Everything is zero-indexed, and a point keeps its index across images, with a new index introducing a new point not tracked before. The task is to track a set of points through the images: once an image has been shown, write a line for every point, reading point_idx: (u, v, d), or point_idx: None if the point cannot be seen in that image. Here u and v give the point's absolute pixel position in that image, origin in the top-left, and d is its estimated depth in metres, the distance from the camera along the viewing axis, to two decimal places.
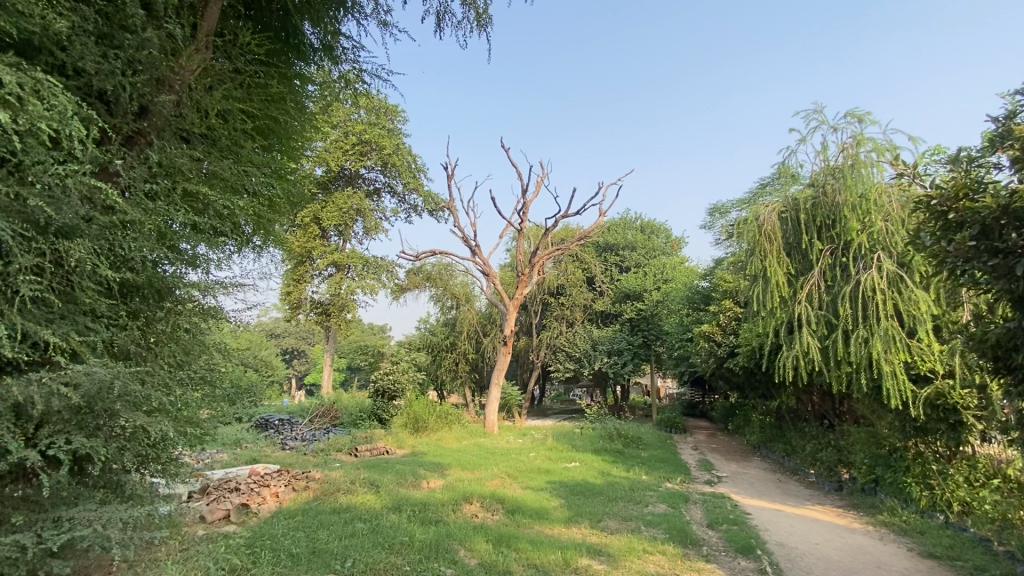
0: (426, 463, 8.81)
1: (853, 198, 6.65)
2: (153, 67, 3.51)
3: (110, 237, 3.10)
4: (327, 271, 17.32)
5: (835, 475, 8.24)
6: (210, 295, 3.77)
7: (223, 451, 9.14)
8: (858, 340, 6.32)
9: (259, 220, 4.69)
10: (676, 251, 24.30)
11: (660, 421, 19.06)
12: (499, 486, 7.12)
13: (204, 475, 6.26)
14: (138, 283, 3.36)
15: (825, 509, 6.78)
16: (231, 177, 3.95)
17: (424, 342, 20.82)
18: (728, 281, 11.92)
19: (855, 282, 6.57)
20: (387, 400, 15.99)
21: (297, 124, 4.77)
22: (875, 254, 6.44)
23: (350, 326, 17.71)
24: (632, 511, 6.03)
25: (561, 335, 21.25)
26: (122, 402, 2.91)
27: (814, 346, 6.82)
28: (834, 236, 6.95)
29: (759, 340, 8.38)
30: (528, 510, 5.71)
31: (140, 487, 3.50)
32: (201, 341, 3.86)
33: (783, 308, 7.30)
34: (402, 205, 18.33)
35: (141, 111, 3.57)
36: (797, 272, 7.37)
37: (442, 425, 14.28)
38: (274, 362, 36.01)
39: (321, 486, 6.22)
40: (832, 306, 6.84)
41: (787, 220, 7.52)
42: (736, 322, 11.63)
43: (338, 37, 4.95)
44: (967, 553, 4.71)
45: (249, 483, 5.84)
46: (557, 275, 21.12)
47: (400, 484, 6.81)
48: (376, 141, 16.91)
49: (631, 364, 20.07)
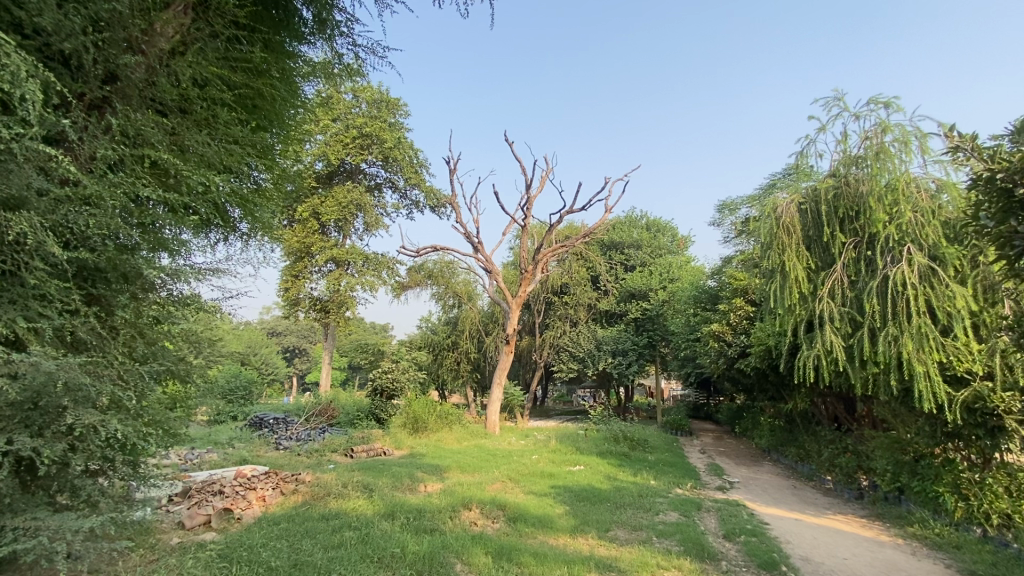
0: (424, 465, 8.45)
1: (879, 189, 6.27)
2: (120, 27, 3.14)
3: (64, 213, 2.75)
4: (325, 267, 16.96)
5: (855, 482, 7.86)
6: (182, 281, 3.41)
7: (213, 453, 8.81)
8: (886, 338, 5.92)
9: (243, 202, 4.35)
10: (682, 251, 23.84)
11: (665, 424, 18.70)
12: (500, 492, 6.73)
13: (187, 477, 5.92)
14: (100, 266, 2.97)
15: (848, 519, 6.42)
16: (208, 152, 3.55)
17: (425, 341, 20.60)
18: (740, 279, 11.50)
19: (883, 277, 6.16)
20: (386, 399, 15.70)
21: (284, 97, 4.36)
22: (904, 247, 6.04)
23: (349, 324, 17.39)
24: (642, 519, 5.65)
25: (565, 335, 20.87)
26: (72, 396, 2.54)
27: (838, 345, 6.41)
28: (859, 228, 6.58)
29: (775, 339, 8.00)
30: (532, 517, 5.34)
31: (110, 494, 3.16)
32: (172, 333, 3.49)
33: (803, 306, 6.91)
34: (403, 201, 17.96)
35: (109, 77, 3.21)
36: (819, 267, 6.97)
37: (442, 425, 13.91)
38: (275, 360, 35.71)
39: (311, 490, 5.88)
40: (857, 303, 6.46)
41: (807, 213, 7.11)
42: (748, 322, 11.24)
43: (333, 10, 4.62)
44: (1013, 571, 4.35)
45: (235, 486, 5.51)
46: (560, 273, 20.73)
47: (396, 489, 6.43)
48: (377, 134, 16.55)
49: (636, 365, 19.67)
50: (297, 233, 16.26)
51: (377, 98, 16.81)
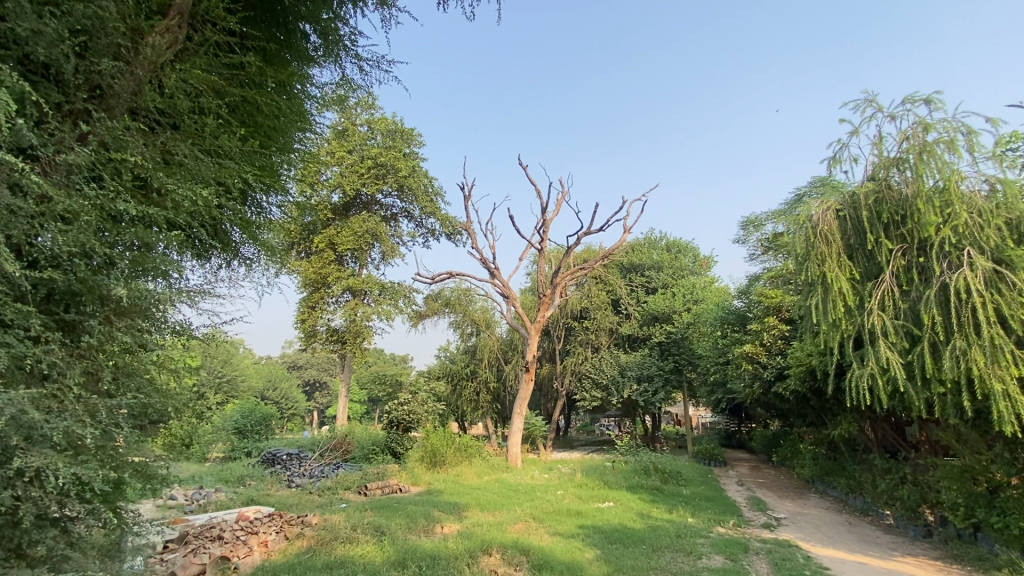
0: (440, 503, 7.90)
1: (927, 191, 5.80)
2: (105, 36, 2.96)
3: (28, 229, 2.46)
4: (342, 297, 16.78)
5: (920, 518, 7.08)
6: (170, 305, 3.12)
7: (221, 493, 8.42)
8: (953, 354, 5.32)
9: (242, 224, 4.16)
10: (705, 271, 23.04)
11: (697, 453, 17.73)
12: (523, 534, 6.16)
13: (187, 521, 5.55)
14: (74, 288, 2.68)
15: (921, 563, 5.71)
16: (198, 165, 3.30)
17: (444, 371, 20.46)
18: (771, 296, 10.89)
19: (941, 285, 5.60)
20: (402, 432, 15.19)
21: (285, 112, 4.15)
22: (963, 251, 5.50)
23: (366, 355, 17.05)
24: (684, 565, 5.04)
25: (587, 361, 20.28)
26: (18, 432, 2.19)
27: (895, 362, 5.82)
28: (906, 234, 6.07)
29: (818, 358, 7.39)
30: (559, 564, 4.78)
31: (87, 543, 2.82)
32: (151, 360, 3.15)
33: (849, 321, 6.37)
34: (419, 229, 17.86)
35: (94, 90, 3.00)
36: (863, 278, 6.45)
37: (461, 458, 13.31)
38: (295, 394, 35.60)
39: (317, 534, 5.40)
40: (913, 315, 5.89)
41: (846, 220, 6.62)
42: (783, 341, 10.60)
43: (339, 33, 4.58)
44: None
45: (235, 531, 5.10)
46: (580, 298, 20.26)
47: (410, 531, 5.92)
48: (392, 164, 16.59)
49: (662, 392, 18.90)
50: (313, 264, 16.27)
51: (392, 128, 16.95)
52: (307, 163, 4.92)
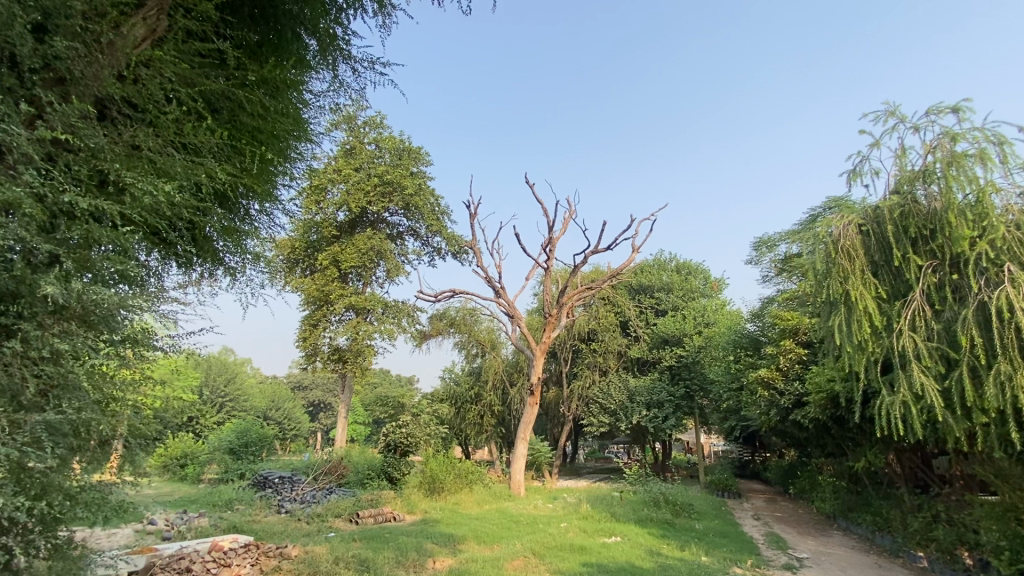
0: (435, 534, 7.42)
1: (960, 204, 5.42)
2: (67, 21, 2.78)
3: None
4: (345, 315, 16.49)
5: (958, 561, 6.47)
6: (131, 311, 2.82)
7: (204, 519, 7.98)
8: (997, 380, 4.87)
9: (224, 231, 3.92)
10: (717, 293, 22.46)
11: (709, 484, 16.95)
12: (521, 572, 5.67)
13: (157, 550, 5.18)
14: (11, 288, 2.41)
15: None
16: (165, 160, 3.06)
17: (448, 393, 20.06)
18: (788, 317, 10.43)
19: (979, 303, 5.20)
20: (400, 455, 14.69)
21: (274, 111, 3.92)
22: (1003, 267, 5.10)
23: (367, 375, 16.65)
24: None
25: (594, 385, 19.73)
26: None
27: (930, 388, 5.36)
28: (936, 250, 5.69)
29: (841, 384, 6.93)
30: None
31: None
32: (92, 369, 2.75)
33: (876, 343, 5.93)
34: (424, 248, 17.64)
35: (56, 79, 2.80)
36: (891, 297, 6.03)
37: (461, 485, 12.76)
38: (299, 415, 35.27)
39: (295, 568, 4.98)
40: (948, 338, 5.47)
41: (869, 236, 6.24)
42: (801, 365, 10.09)
43: (337, 39, 4.42)
44: None
45: (206, 562, 4.75)
46: (587, 319, 19.76)
47: (398, 567, 5.46)
48: (399, 182, 16.47)
49: (673, 418, 18.28)
50: (316, 281, 16.09)
51: (400, 147, 16.94)
52: (305, 173, 4.69)
